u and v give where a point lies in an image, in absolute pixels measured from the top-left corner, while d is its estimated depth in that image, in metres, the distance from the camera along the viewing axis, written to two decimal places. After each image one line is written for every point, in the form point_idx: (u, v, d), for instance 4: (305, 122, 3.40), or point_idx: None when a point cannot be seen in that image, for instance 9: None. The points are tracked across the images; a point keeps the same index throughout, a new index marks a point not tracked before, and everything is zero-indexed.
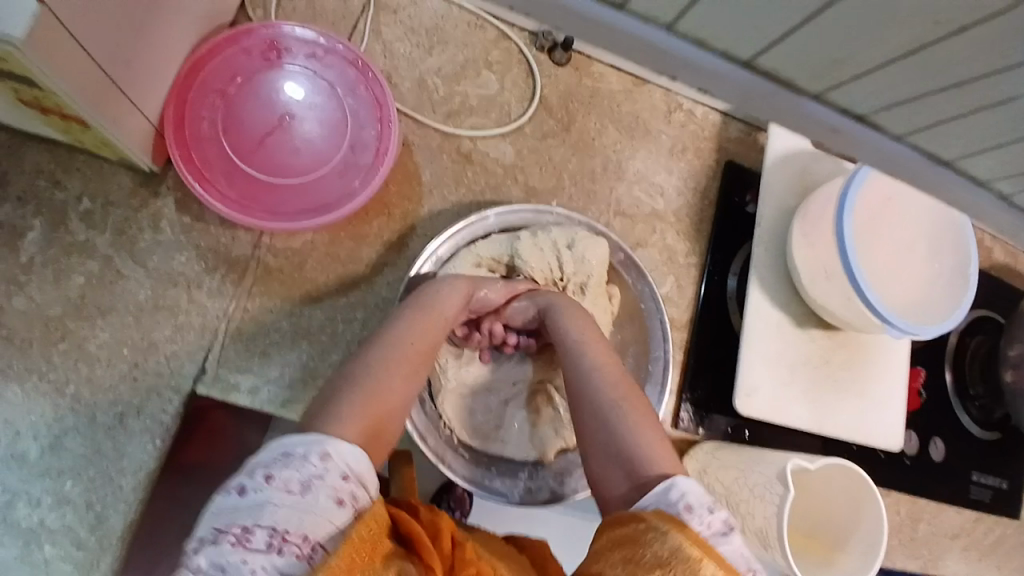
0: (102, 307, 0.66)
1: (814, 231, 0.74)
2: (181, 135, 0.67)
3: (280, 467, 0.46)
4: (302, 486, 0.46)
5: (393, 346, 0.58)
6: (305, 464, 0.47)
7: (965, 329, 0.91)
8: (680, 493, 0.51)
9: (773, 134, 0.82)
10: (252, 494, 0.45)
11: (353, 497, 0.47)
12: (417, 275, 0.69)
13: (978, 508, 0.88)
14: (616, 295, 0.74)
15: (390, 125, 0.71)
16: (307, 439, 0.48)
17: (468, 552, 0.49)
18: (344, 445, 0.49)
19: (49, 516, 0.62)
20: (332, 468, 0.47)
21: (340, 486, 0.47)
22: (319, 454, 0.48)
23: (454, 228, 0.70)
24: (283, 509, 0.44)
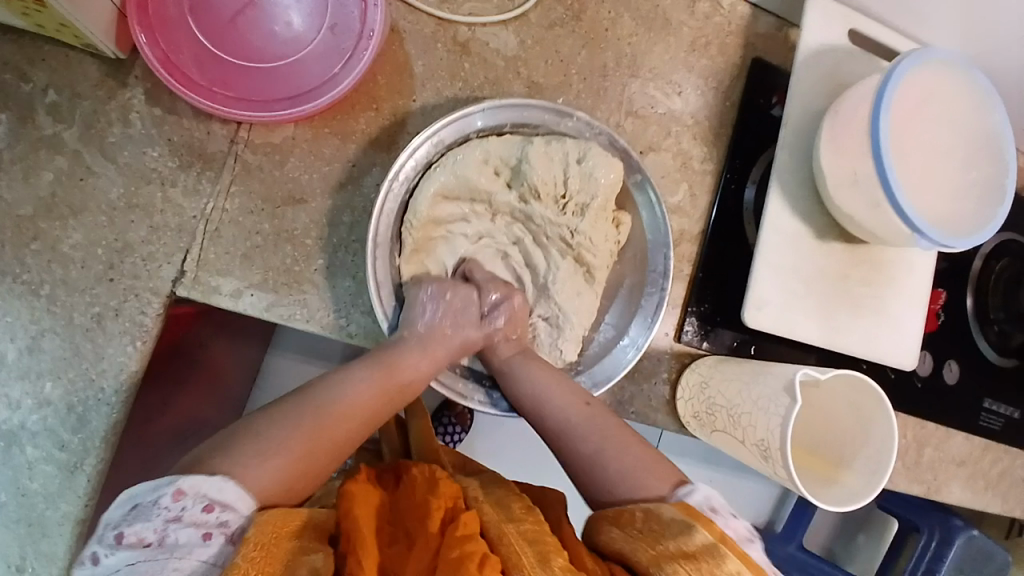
0: (73, 206, 0.62)
1: (843, 131, 0.67)
2: (144, 14, 0.61)
3: (129, 523, 0.45)
4: (156, 537, 0.45)
5: (345, 391, 0.57)
6: (154, 510, 0.46)
7: (991, 251, 0.87)
8: (704, 496, 0.53)
9: (808, 27, 0.73)
10: (109, 559, 0.45)
11: (222, 527, 0.47)
12: (413, 155, 0.63)
13: (988, 436, 0.86)
14: (624, 224, 0.68)
15: (375, 4, 0.64)
16: (154, 483, 0.46)
17: (461, 529, 0.50)
18: (196, 476, 0.47)
19: (30, 418, 0.61)
20: (189, 503, 0.46)
21: (203, 518, 0.46)
22: (171, 494, 0.46)
23: (457, 112, 0.63)
24: (142, 564, 0.45)
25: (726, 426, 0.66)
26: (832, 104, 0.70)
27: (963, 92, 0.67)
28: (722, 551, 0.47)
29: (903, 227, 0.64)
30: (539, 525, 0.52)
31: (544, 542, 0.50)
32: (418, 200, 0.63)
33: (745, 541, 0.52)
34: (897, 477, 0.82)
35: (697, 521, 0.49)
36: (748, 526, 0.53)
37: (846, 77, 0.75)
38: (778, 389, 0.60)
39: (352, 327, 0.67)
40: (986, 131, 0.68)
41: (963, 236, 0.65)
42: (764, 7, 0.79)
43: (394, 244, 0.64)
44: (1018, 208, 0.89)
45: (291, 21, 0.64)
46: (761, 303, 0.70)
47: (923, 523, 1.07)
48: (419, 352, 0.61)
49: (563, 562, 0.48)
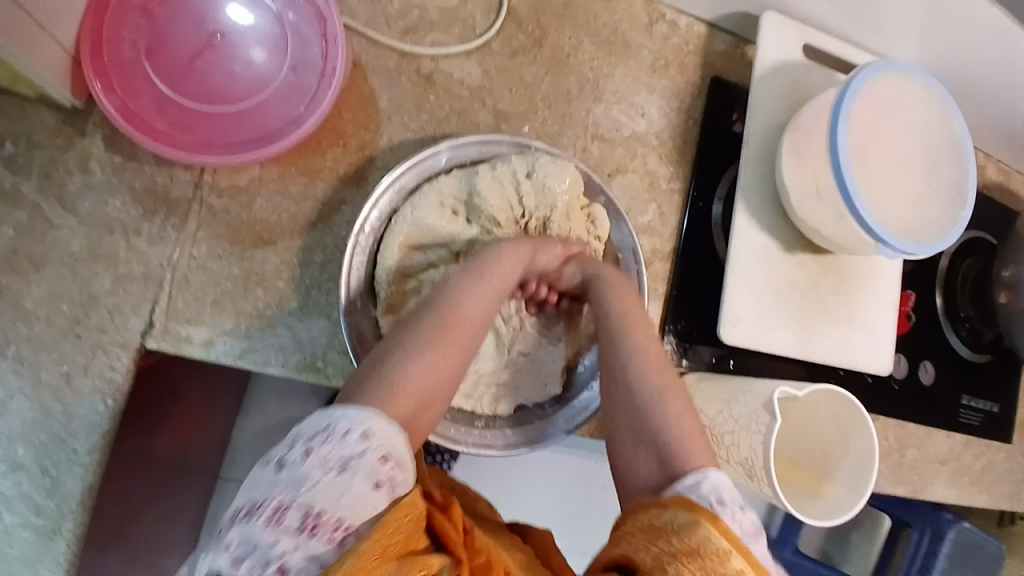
0: (34, 261, 0.61)
1: (805, 145, 0.68)
2: (98, 62, 0.60)
3: (321, 442, 0.45)
4: (340, 464, 0.44)
5: (462, 299, 0.56)
6: (346, 440, 0.45)
7: (957, 251, 0.90)
8: (713, 487, 0.51)
9: (763, 45, 0.75)
10: (295, 468, 0.43)
11: (391, 479, 0.45)
12: (376, 207, 0.63)
13: (968, 431, 0.88)
14: (598, 215, 0.68)
15: (337, 41, 0.64)
16: (352, 414, 0.47)
17: (478, 544, 0.48)
18: (383, 422, 0.47)
19: (5, 484, 0.58)
20: (374, 445, 0.45)
21: (379, 468, 0.45)
22: (361, 432, 0.46)
23: (409, 160, 0.63)
24: (318, 488, 0.43)
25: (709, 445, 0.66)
26: (793, 118, 0.72)
27: (920, 101, 0.69)
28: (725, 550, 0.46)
29: (866, 237, 0.66)
30: (526, 554, 0.53)
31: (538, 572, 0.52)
32: (388, 243, 0.62)
33: (746, 534, 0.50)
34: (881, 481, 0.83)
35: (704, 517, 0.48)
36: (753, 520, 0.52)
37: (804, 91, 0.77)
38: (757, 407, 0.61)
39: (330, 367, 0.66)
40: (945, 135, 0.70)
41: (923, 244, 0.67)
42: (721, 27, 0.81)
43: (366, 299, 0.63)
44: (978, 208, 0.91)
45: (252, 60, 0.64)
46: (736, 319, 0.71)
47: (913, 519, 1.08)
48: (505, 259, 0.60)
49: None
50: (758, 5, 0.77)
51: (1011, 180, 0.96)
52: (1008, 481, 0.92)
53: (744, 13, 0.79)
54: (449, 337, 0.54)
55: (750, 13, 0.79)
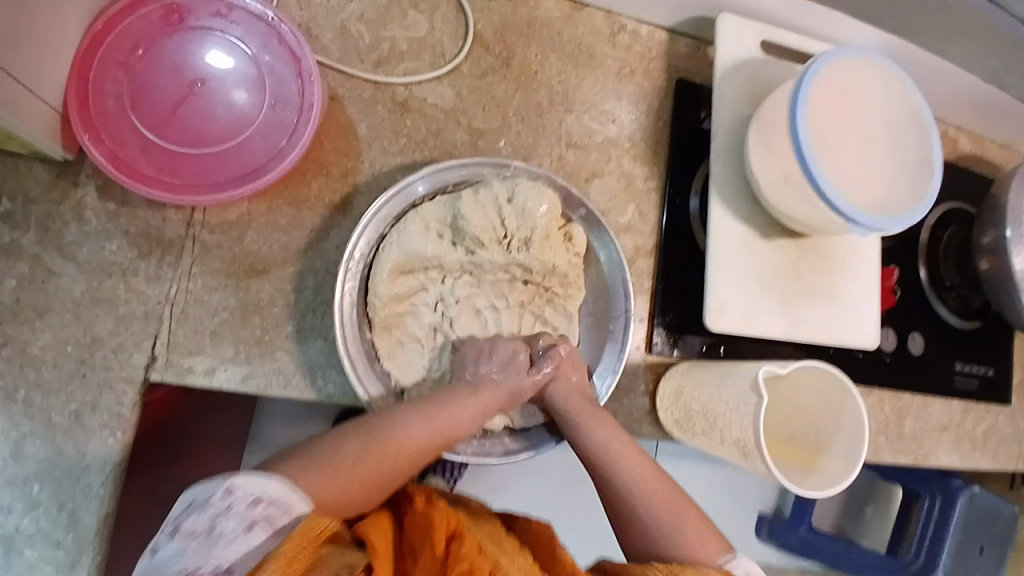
0: (38, 309, 0.63)
1: (768, 134, 0.71)
2: (86, 116, 0.63)
3: (186, 517, 0.50)
4: (206, 529, 0.50)
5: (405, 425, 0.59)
6: (208, 505, 0.50)
7: (936, 223, 0.92)
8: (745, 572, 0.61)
9: (721, 43, 0.78)
10: (164, 549, 0.49)
11: (266, 519, 0.51)
12: (364, 235, 0.65)
13: (966, 397, 0.89)
14: (575, 234, 0.70)
15: (312, 77, 0.67)
16: (209, 482, 0.51)
17: (464, 547, 0.50)
18: (246, 475, 0.52)
19: (24, 521, 0.60)
20: (238, 498, 0.50)
21: (249, 513, 0.50)
22: (222, 491, 0.50)
23: (387, 191, 0.65)
24: (190, 552, 0.49)
25: (705, 430, 0.67)
26: (755, 111, 0.75)
27: (875, 85, 0.72)
28: None
29: (835, 217, 0.68)
30: (531, 564, 0.52)
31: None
32: (378, 267, 0.65)
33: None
34: (884, 455, 0.84)
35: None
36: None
37: (765, 84, 0.79)
38: (746, 387, 0.62)
39: (329, 387, 0.68)
40: (905, 113, 0.73)
41: (894, 218, 0.69)
42: (680, 31, 0.84)
43: (361, 323, 0.65)
44: (951, 181, 0.93)
45: (233, 101, 0.67)
46: (720, 308, 0.73)
47: (923, 489, 1.08)
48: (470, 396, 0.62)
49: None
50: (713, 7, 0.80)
51: (980, 151, 0.98)
52: (1011, 444, 0.93)
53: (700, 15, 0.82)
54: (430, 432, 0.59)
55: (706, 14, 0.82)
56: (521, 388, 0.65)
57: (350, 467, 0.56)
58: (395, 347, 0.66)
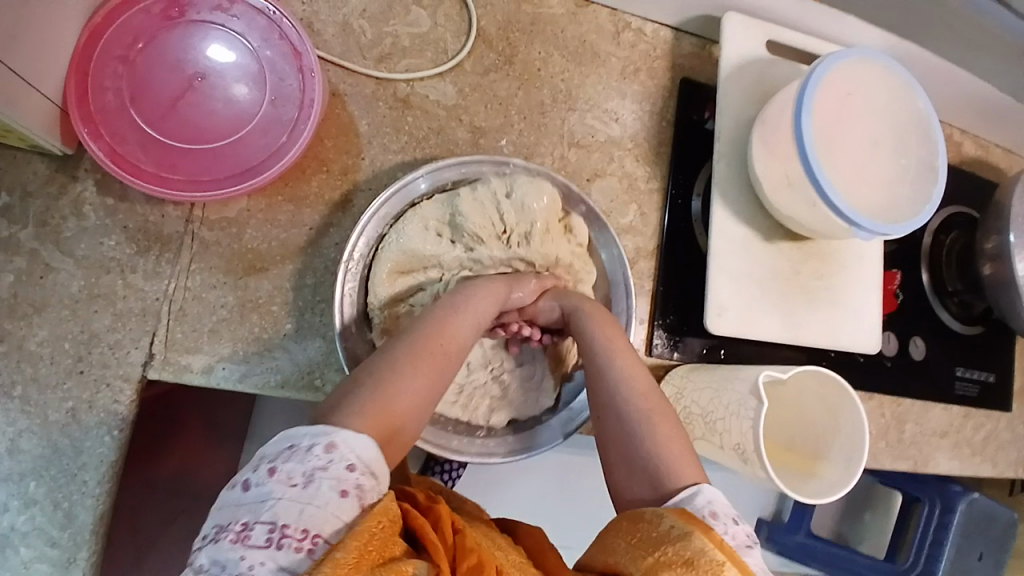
0: (35, 304, 0.63)
1: (772, 136, 0.70)
2: (85, 111, 0.62)
3: (283, 460, 0.46)
4: (304, 477, 0.45)
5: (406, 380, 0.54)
6: (310, 455, 0.46)
7: (939, 227, 0.91)
8: (706, 501, 0.54)
9: (726, 43, 0.77)
10: (257, 488, 0.44)
11: (358, 488, 0.46)
12: (363, 236, 0.65)
13: (965, 403, 0.89)
14: (576, 226, 0.69)
15: (313, 73, 0.67)
16: (315, 429, 0.48)
17: (467, 540, 0.49)
18: (351, 434, 0.48)
19: (19, 519, 0.60)
20: (338, 457, 0.46)
21: (345, 476, 0.46)
22: (325, 445, 0.47)
23: (387, 190, 0.65)
24: (286, 500, 0.44)
25: (704, 433, 0.67)
26: (760, 113, 0.74)
27: (882, 88, 0.71)
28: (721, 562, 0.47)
29: (838, 221, 0.68)
30: (522, 557, 0.53)
31: (532, 574, 0.51)
32: (377, 267, 0.64)
33: (742, 547, 0.53)
34: (882, 459, 0.84)
35: (698, 529, 0.50)
36: (746, 533, 0.54)
37: (770, 86, 0.79)
38: (746, 391, 0.62)
39: (327, 385, 0.68)
40: (912, 117, 0.72)
41: (898, 223, 0.68)
42: (685, 30, 0.84)
43: (361, 325, 0.65)
44: (956, 186, 0.93)
45: (233, 97, 0.66)
46: (721, 310, 0.73)
47: (923, 494, 1.07)
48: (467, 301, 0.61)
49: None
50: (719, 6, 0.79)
51: (986, 154, 0.97)
52: (1010, 449, 0.93)
53: (706, 15, 0.81)
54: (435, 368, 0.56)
55: (712, 14, 0.81)
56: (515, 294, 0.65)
57: (357, 415, 0.51)
58: None
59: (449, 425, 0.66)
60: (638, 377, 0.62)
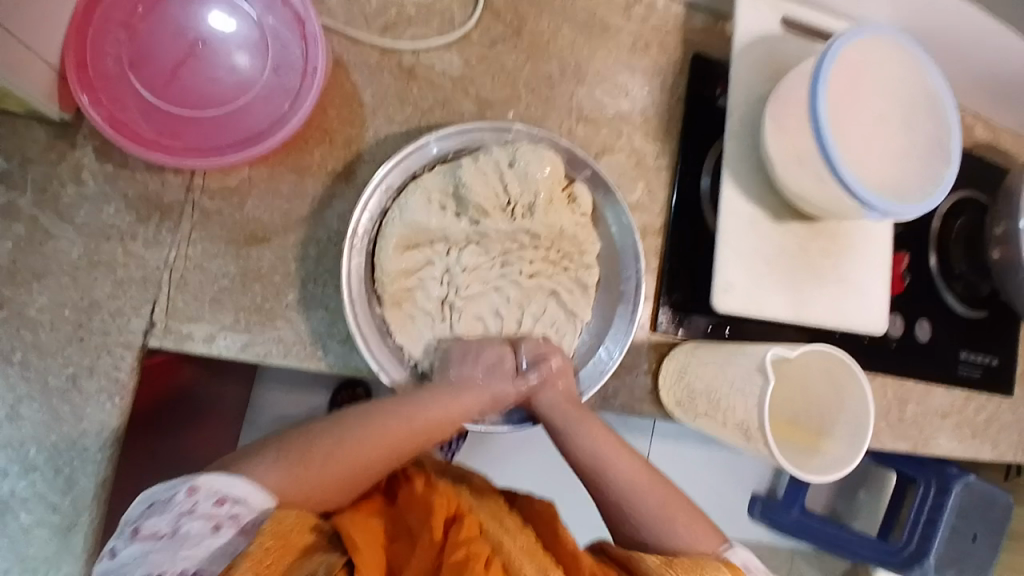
0: (35, 271, 0.62)
1: (784, 111, 0.69)
2: (84, 76, 0.61)
3: (145, 518, 0.49)
4: (171, 528, 0.49)
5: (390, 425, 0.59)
6: (171, 505, 0.49)
7: (947, 211, 0.90)
8: (742, 558, 0.62)
9: (740, 16, 0.75)
10: (125, 551, 0.48)
11: (231, 518, 0.50)
12: (367, 208, 0.64)
13: (969, 385, 0.88)
14: (579, 194, 0.68)
15: (316, 39, 0.65)
16: (171, 481, 0.50)
17: (462, 533, 0.53)
18: (210, 474, 0.50)
19: (19, 484, 0.60)
20: (202, 497, 0.49)
21: (212, 512, 0.50)
22: (186, 490, 0.49)
23: (400, 153, 0.64)
24: (155, 553, 0.48)
25: (707, 411, 0.67)
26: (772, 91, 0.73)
27: (898, 64, 0.70)
28: None
29: (850, 200, 0.66)
30: (532, 541, 0.55)
31: (542, 558, 0.53)
32: (383, 242, 0.63)
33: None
34: (885, 442, 0.84)
35: None
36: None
37: (783, 62, 0.77)
38: (752, 369, 0.61)
39: (330, 357, 0.67)
40: (926, 95, 0.71)
41: (910, 205, 0.67)
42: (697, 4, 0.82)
43: (369, 299, 0.64)
44: (966, 169, 0.91)
45: (234, 64, 0.65)
46: (728, 287, 0.72)
47: (921, 474, 1.07)
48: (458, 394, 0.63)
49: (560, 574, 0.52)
50: None
51: (998, 138, 0.96)
52: (1013, 435, 0.92)
53: None
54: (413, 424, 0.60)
55: None
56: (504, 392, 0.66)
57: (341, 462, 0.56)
58: (405, 323, 0.66)
59: None
60: (604, 444, 0.64)
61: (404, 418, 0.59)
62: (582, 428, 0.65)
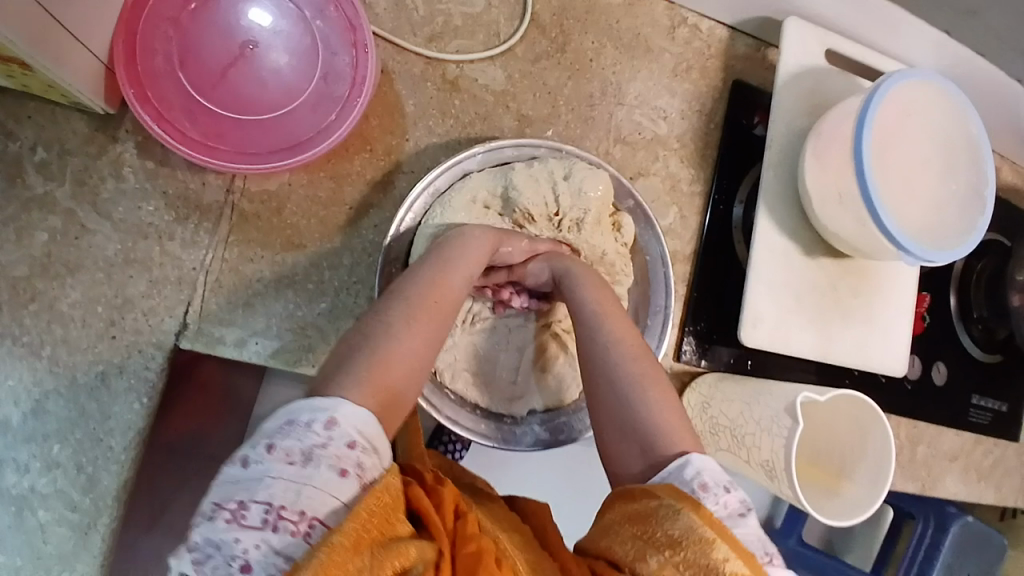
0: (69, 265, 0.62)
1: (827, 148, 0.69)
2: (132, 71, 0.60)
3: (280, 437, 0.41)
4: (304, 456, 0.41)
5: (412, 276, 0.54)
6: (308, 431, 0.42)
7: (972, 252, 0.90)
8: (696, 472, 0.49)
9: (786, 50, 0.75)
10: (253, 466, 0.40)
11: (358, 467, 0.42)
12: (411, 209, 0.64)
13: (978, 430, 0.89)
14: (625, 225, 0.69)
15: (367, 50, 0.64)
16: (314, 403, 0.43)
17: (468, 527, 0.46)
18: (350, 406, 0.44)
19: (39, 481, 0.60)
20: (338, 435, 0.42)
21: (345, 454, 0.42)
22: (325, 420, 0.42)
23: (453, 158, 0.64)
24: (280, 481, 0.40)
25: (731, 446, 0.68)
26: (815, 123, 0.73)
27: (940, 112, 0.70)
28: (709, 538, 0.44)
29: (885, 242, 0.67)
30: (525, 538, 0.52)
31: (540, 557, 0.49)
32: (418, 247, 0.64)
33: (735, 518, 0.48)
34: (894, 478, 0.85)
35: (689, 505, 0.46)
36: (741, 499, 0.49)
37: (825, 98, 0.77)
38: (780, 410, 0.63)
39: None
40: (965, 139, 0.71)
41: (940, 251, 0.67)
42: (741, 30, 0.81)
43: None
44: (996, 211, 0.91)
45: (282, 70, 0.65)
46: (756, 319, 0.72)
47: (918, 510, 1.09)
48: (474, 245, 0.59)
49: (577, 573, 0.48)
50: (781, 10, 0.77)
51: None
52: (1016, 476, 0.94)
53: (765, 17, 0.79)
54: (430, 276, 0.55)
55: (771, 16, 0.79)
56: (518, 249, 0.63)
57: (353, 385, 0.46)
58: None
59: (475, 408, 0.68)
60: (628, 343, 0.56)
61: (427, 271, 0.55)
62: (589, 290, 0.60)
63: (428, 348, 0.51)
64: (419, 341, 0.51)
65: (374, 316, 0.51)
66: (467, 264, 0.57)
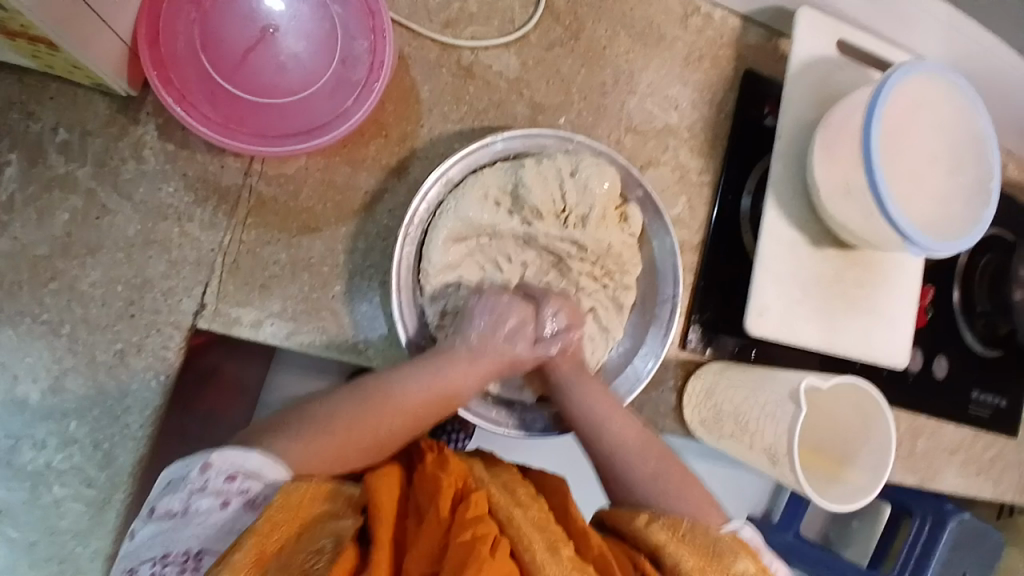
0: (90, 245, 0.63)
1: (835, 142, 0.70)
2: (155, 54, 0.61)
3: (162, 497, 0.50)
4: (181, 509, 0.50)
5: (405, 381, 0.60)
6: (184, 483, 0.50)
7: (975, 247, 0.91)
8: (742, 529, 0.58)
9: (797, 39, 0.76)
10: (146, 529, 0.50)
11: (243, 493, 0.51)
12: (424, 200, 0.65)
13: (977, 423, 0.91)
14: (631, 215, 0.69)
15: (385, 35, 0.65)
16: (184, 460, 0.51)
17: (471, 511, 0.50)
18: (223, 450, 0.51)
19: (56, 457, 0.61)
20: (213, 475, 0.50)
21: (226, 488, 0.51)
22: (199, 467, 0.50)
23: (468, 148, 0.65)
24: (173, 531, 0.50)
25: (734, 432, 0.69)
26: (823, 116, 0.74)
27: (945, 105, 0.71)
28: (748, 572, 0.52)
29: (892, 233, 0.68)
30: (544, 513, 0.53)
31: (552, 531, 0.51)
32: (432, 237, 0.64)
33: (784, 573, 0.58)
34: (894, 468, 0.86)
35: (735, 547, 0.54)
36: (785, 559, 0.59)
37: (835, 89, 0.78)
38: (783, 396, 0.64)
39: (371, 348, 0.68)
40: (970, 134, 0.71)
41: (946, 242, 0.68)
42: (753, 19, 0.82)
43: (414, 289, 0.66)
44: (1000, 206, 0.92)
45: (301, 55, 0.66)
46: (763, 311, 0.73)
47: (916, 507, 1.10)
48: (473, 363, 0.62)
49: (570, 551, 0.50)
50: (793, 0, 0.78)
51: None
52: (1015, 468, 0.95)
53: (777, 6, 0.80)
54: (425, 386, 0.60)
55: (784, 6, 0.80)
56: (521, 358, 0.65)
57: (305, 447, 0.55)
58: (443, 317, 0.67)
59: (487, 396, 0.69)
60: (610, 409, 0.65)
61: (427, 379, 0.60)
62: (582, 386, 0.65)
63: (413, 425, 0.59)
64: (407, 400, 0.59)
65: (376, 377, 0.60)
66: (473, 365, 0.62)
